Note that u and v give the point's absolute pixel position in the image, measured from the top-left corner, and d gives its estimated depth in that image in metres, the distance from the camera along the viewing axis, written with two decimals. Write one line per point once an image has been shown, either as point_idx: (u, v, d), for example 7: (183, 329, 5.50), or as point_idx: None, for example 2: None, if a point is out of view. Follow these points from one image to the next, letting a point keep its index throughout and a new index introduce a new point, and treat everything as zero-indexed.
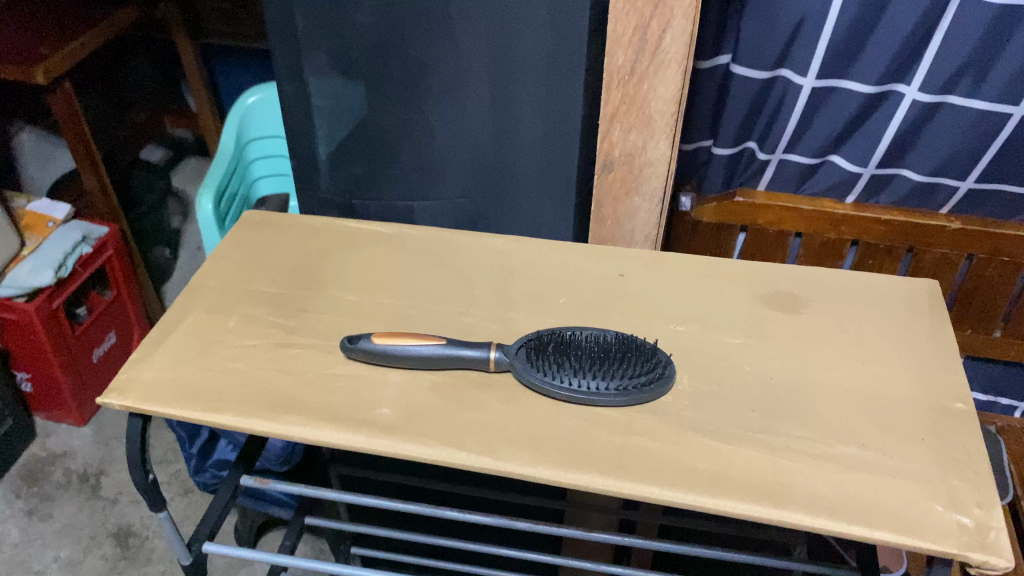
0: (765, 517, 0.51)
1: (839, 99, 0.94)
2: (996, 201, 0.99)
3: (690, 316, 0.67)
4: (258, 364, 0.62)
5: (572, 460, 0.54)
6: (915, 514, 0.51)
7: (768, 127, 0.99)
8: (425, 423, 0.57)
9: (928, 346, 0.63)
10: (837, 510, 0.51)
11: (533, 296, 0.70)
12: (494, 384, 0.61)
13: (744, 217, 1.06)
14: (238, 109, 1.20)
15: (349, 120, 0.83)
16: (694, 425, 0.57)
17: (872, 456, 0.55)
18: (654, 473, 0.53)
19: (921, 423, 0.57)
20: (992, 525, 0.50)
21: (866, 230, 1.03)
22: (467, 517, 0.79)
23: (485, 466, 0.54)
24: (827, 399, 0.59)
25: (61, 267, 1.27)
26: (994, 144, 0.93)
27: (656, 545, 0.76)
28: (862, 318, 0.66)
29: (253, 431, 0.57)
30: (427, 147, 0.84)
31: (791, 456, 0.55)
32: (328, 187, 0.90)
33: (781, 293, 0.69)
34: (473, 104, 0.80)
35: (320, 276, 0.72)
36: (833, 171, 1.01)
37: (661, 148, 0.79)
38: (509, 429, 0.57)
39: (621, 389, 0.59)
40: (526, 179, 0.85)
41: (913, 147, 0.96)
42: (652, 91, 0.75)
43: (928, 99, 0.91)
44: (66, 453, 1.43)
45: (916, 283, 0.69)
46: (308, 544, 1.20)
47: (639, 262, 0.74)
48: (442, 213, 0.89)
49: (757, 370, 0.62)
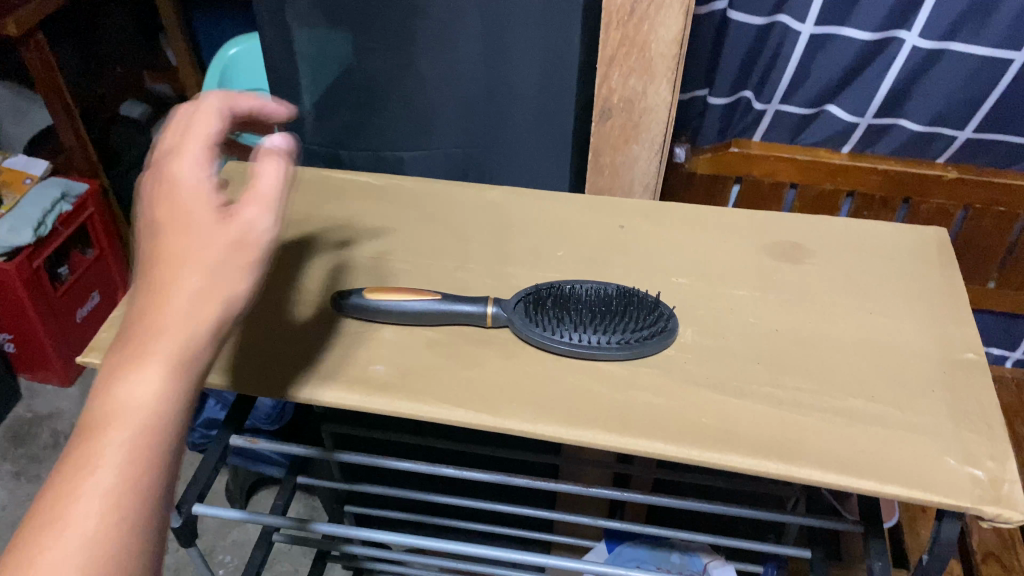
0: (776, 474, 0.49)
1: (837, 47, 0.90)
2: (997, 150, 0.97)
3: (692, 268, 0.65)
4: (275, 330, 0.59)
5: (575, 417, 0.53)
6: (927, 468, 0.49)
7: (766, 76, 0.95)
8: (422, 381, 0.55)
9: (937, 294, 0.62)
10: (847, 465, 0.50)
11: (530, 248, 0.67)
12: (492, 340, 0.59)
13: (740, 170, 1.03)
14: (220, 60, 1.16)
15: (335, 67, 0.80)
16: (699, 379, 0.56)
17: (882, 409, 0.53)
18: (660, 429, 0.52)
19: (931, 374, 0.56)
20: (1006, 478, 0.49)
21: (861, 181, 1.02)
22: (463, 474, 0.77)
23: (485, 424, 0.52)
24: (836, 352, 0.57)
25: (41, 226, 1.24)
26: (995, 92, 0.90)
27: (651, 501, 0.74)
28: (869, 268, 0.64)
29: (323, 403, 0.54)
30: (416, 94, 0.80)
31: (799, 410, 0.53)
32: (314, 137, 0.87)
33: (785, 243, 0.67)
34: (464, 47, 0.76)
35: (308, 230, 0.69)
36: (831, 122, 0.98)
37: (661, 93, 0.76)
38: (509, 386, 0.55)
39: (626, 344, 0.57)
40: (522, 127, 0.81)
41: (912, 96, 0.93)
42: (653, 33, 0.72)
43: (929, 45, 0.87)
44: (53, 414, 1.41)
45: (924, 232, 0.67)
46: (301, 502, 1.19)
47: (639, 213, 0.71)
48: (433, 164, 0.87)
49: (763, 323, 0.60)
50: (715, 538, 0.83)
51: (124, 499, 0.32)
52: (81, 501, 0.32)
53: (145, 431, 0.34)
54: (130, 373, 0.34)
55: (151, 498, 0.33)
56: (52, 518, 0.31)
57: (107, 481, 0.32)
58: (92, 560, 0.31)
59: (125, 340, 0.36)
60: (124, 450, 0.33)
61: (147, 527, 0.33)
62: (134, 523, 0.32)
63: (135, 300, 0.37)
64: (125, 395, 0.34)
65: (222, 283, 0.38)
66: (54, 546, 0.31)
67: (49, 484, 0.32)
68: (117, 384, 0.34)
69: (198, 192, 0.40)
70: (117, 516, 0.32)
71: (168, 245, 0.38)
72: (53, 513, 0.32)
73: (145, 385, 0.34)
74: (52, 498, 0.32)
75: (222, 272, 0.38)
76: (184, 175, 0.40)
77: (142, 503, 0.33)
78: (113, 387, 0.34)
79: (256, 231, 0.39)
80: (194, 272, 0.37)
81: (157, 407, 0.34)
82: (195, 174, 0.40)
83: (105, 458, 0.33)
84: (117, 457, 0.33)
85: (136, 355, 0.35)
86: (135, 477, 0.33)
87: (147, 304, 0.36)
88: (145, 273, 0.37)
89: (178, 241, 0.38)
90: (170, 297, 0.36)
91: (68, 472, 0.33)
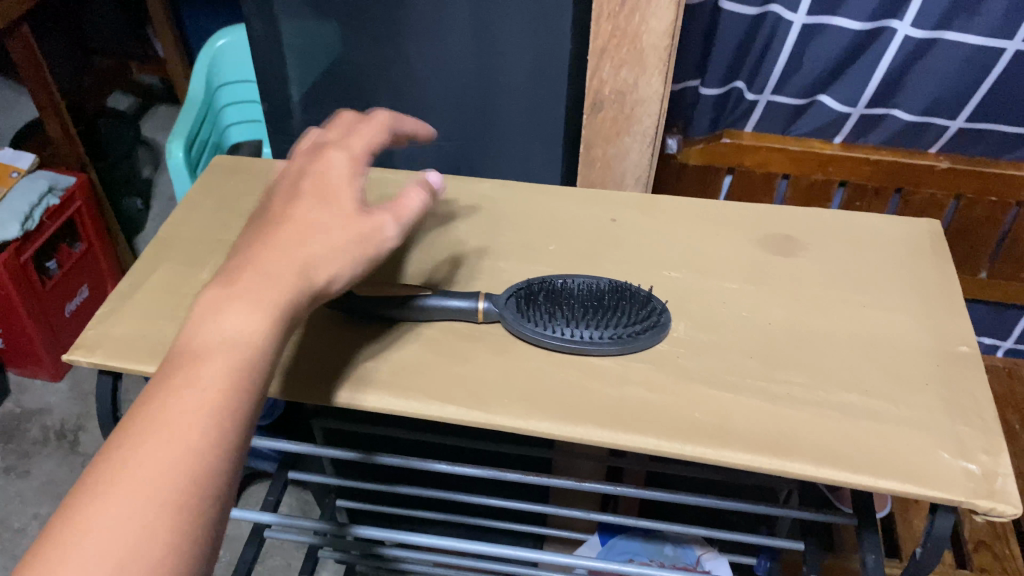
0: (770, 469, 0.49)
1: (829, 36, 0.90)
2: (988, 140, 0.97)
3: (684, 262, 0.65)
4: None
5: (567, 413, 0.52)
6: (921, 462, 0.49)
7: (757, 67, 0.95)
8: (413, 377, 0.55)
9: (930, 287, 0.61)
10: (841, 459, 0.49)
11: (521, 242, 0.67)
12: (484, 336, 0.58)
13: (732, 160, 1.03)
14: (208, 52, 1.15)
15: (323, 59, 0.79)
16: (692, 373, 0.55)
17: (876, 403, 0.53)
18: (653, 424, 0.52)
19: (925, 367, 0.55)
20: (1000, 472, 0.49)
21: (854, 171, 1.01)
22: (456, 470, 0.77)
23: (477, 421, 0.52)
24: (828, 346, 0.57)
25: (27, 220, 1.22)
26: (987, 81, 0.90)
27: (644, 495, 0.74)
28: (862, 261, 0.64)
29: (364, 408, 0.53)
30: (406, 86, 0.80)
31: (793, 405, 0.53)
32: (302, 130, 0.86)
33: (778, 235, 0.67)
34: (454, 38, 0.75)
35: None
36: (823, 112, 0.98)
37: (653, 85, 0.75)
38: (501, 382, 0.55)
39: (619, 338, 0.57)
40: (511, 121, 0.81)
41: (904, 86, 0.93)
42: (644, 24, 0.71)
43: (921, 35, 0.87)
44: (42, 410, 1.40)
45: (917, 223, 0.67)
46: (293, 497, 1.19)
47: (631, 206, 0.71)
48: (423, 157, 0.86)
49: (755, 316, 0.60)
50: (707, 531, 0.83)
51: (226, 414, 0.35)
52: (192, 408, 0.35)
53: (251, 358, 0.37)
54: (241, 310, 0.38)
55: (246, 421, 0.36)
56: (161, 420, 0.34)
57: (214, 394, 0.35)
58: (195, 458, 0.34)
59: (238, 281, 0.40)
60: (232, 371, 0.36)
61: (240, 444, 0.36)
62: (231, 437, 0.35)
63: (250, 252, 0.41)
64: (236, 326, 0.38)
65: (336, 256, 0.43)
66: (162, 442, 0.34)
67: (158, 392, 0.35)
68: (229, 316, 0.38)
69: (338, 180, 0.46)
70: (219, 426, 0.35)
71: (295, 216, 0.43)
72: (163, 415, 0.34)
73: (255, 321, 0.38)
74: (162, 403, 0.35)
75: (337, 246, 0.43)
76: (330, 163, 0.47)
77: (240, 421, 0.36)
78: (225, 319, 0.38)
79: (376, 230, 0.45)
80: (315, 241, 0.43)
81: (263, 342, 0.38)
82: (342, 166, 0.47)
83: (214, 374, 0.36)
84: (226, 376, 0.36)
85: (248, 295, 0.39)
86: (237, 396, 0.36)
87: (262, 258, 0.41)
88: (267, 235, 0.42)
89: (303, 214, 0.44)
90: (286, 256, 0.41)
91: (179, 383, 0.36)
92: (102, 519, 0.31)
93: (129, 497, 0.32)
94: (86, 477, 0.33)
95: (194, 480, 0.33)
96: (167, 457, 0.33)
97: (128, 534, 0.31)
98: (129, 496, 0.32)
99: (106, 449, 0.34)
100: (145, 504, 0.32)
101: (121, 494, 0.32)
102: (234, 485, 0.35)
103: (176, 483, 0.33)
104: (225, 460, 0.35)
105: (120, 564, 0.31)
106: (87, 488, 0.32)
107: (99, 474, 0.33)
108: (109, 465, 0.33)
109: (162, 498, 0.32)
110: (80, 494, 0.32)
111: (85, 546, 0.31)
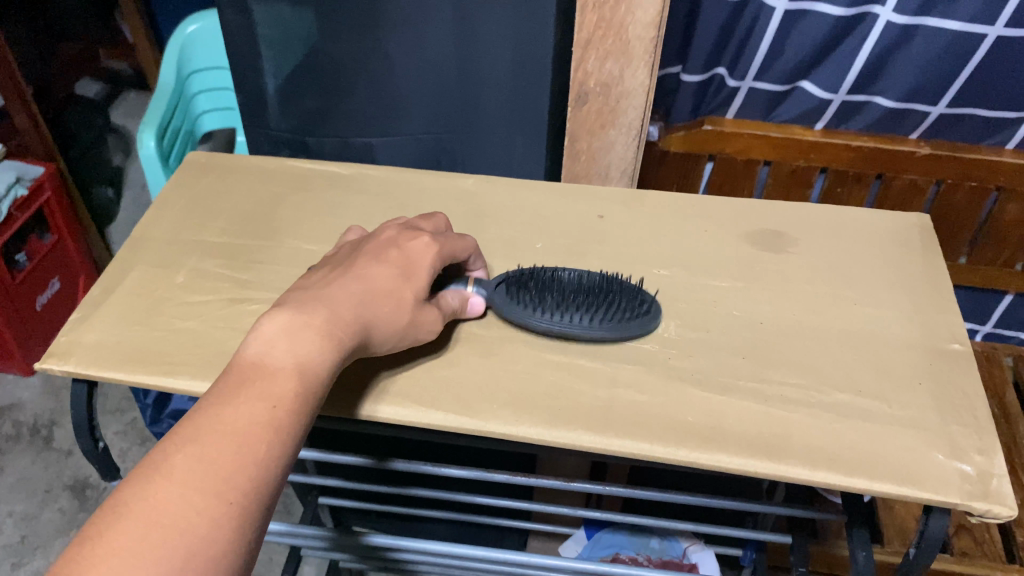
0: (764, 473, 0.48)
1: (812, 22, 0.88)
2: (969, 126, 0.96)
3: (673, 258, 0.63)
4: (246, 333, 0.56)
5: (556, 418, 0.51)
6: (914, 463, 0.49)
7: (739, 54, 0.93)
8: (400, 382, 0.53)
9: (921, 282, 0.61)
10: (835, 461, 0.49)
11: (505, 239, 0.65)
12: (470, 337, 0.57)
13: (713, 147, 1.02)
14: (178, 38, 1.11)
15: (299, 50, 0.77)
16: (682, 374, 0.54)
17: (869, 403, 0.52)
18: (644, 429, 0.51)
19: (918, 366, 0.55)
20: (994, 473, 0.48)
21: (835, 157, 1.01)
22: (442, 471, 0.75)
23: (464, 426, 0.51)
24: (820, 344, 0.56)
25: None
26: (968, 67, 0.89)
27: (632, 494, 0.73)
28: (852, 255, 0.63)
29: (382, 421, 0.51)
30: (384, 77, 0.78)
31: (784, 406, 0.52)
32: (279, 122, 0.84)
33: (766, 230, 0.66)
34: (431, 28, 0.73)
35: (274, 224, 0.66)
36: (804, 99, 0.97)
37: (639, 77, 0.74)
38: (488, 387, 0.53)
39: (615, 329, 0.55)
40: (493, 112, 0.79)
41: (886, 72, 0.92)
42: (630, 15, 0.69)
43: (903, 21, 0.86)
44: (14, 405, 1.37)
45: (907, 217, 0.66)
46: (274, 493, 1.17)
47: (617, 201, 0.69)
48: (404, 149, 0.84)
49: (746, 315, 0.59)
50: (694, 526, 0.82)
51: (288, 433, 0.39)
52: (262, 422, 0.39)
53: (312, 379, 0.42)
54: (312, 341, 0.43)
55: (299, 444, 0.40)
56: (232, 429, 0.38)
57: (281, 413, 0.39)
58: (260, 468, 0.37)
59: (311, 313, 0.44)
60: (297, 391, 0.41)
61: (291, 464, 0.40)
62: (287, 456, 0.39)
63: (324, 293, 0.46)
64: (306, 354, 0.42)
65: (396, 322, 0.48)
66: (234, 448, 0.37)
67: (230, 400, 0.39)
68: (301, 342, 0.42)
69: (418, 258, 0.51)
70: (282, 445, 0.39)
71: (374, 275, 0.48)
72: (234, 422, 0.38)
73: (322, 353, 0.43)
74: (233, 411, 0.39)
75: (401, 315, 0.48)
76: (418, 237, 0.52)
77: (296, 444, 0.40)
78: (296, 346, 0.42)
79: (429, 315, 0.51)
80: (384, 301, 0.48)
81: (323, 373, 0.42)
82: (430, 251, 0.52)
83: (281, 395, 0.40)
84: (291, 400, 0.40)
85: (319, 328, 0.43)
86: (297, 420, 0.40)
87: (337, 301, 0.45)
88: (346, 283, 0.47)
89: (378, 272, 0.49)
90: (357, 306, 0.46)
91: (250, 395, 0.40)
92: (176, 508, 0.34)
93: (203, 492, 0.35)
94: (157, 466, 0.36)
95: (257, 487, 0.37)
96: (238, 462, 0.37)
97: (199, 524, 0.34)
98: (202, 491, 0.35)
99: (178, 441, 0.37)
100: (216, 501, 0.35)
101: (195, 485, 0.35)
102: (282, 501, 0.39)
103: (243, 487, 0.36)
104: (279, 476, 0.38)
105: (189, 549, 0.33)
106: (163, 476, 0.35)
107: (173, 465, 0.36)
108: (182, 458, 0.36)
109: (230, 498, 0.35)
110: (153, 479, 0.35)
111: (158, 529, 0.33)
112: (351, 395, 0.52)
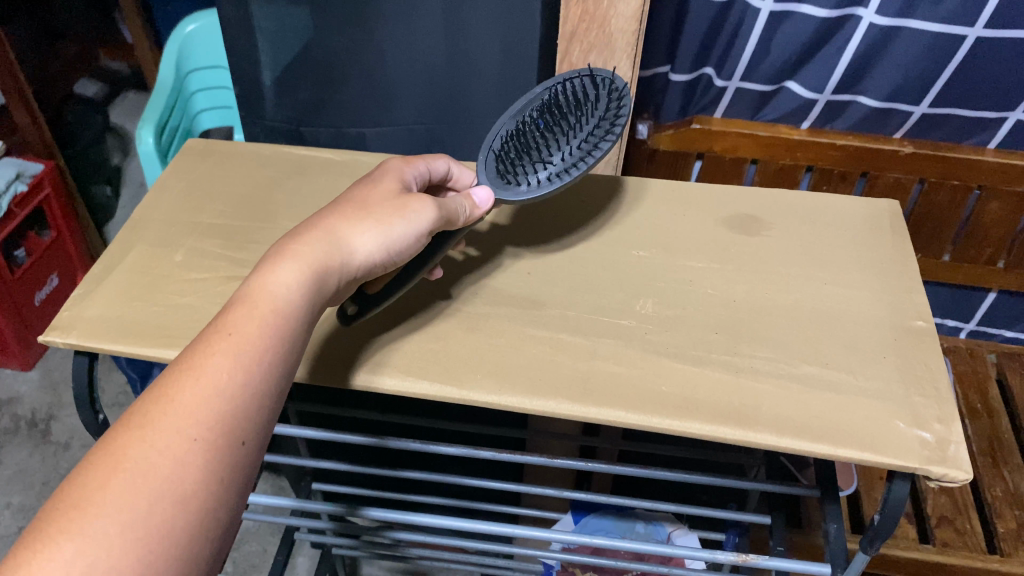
0: (733, 439, 0.51)
1: (796, 23, 0.90)
2: (950, 125, 0.99)
3: (653, 241, 0.66)
4: None
5: (538, 387, 0.54)
6: (877, 430, 0.51)
7: (725, 53, 0.96)
8: (406, 356, 0.56)
9: (891, 264, 0.63)
10: (802, 429, 0.51)
11: (513, 207, 0.69)
12: (459, 314, 0.59)
13: (701, 146, 1.04)
14: (176, 37, 1.14)
15: (295, 43, 0.79)
16: (659, 348, 0.57)
17: (836, 375, 0.55)
18: (620, 398, 0.53)
19: (884, 342, 0.57)
20: (952, 440, 0.51)
21: (820, 156, 1.03)
22: (430, 448, 0.77)
23: (453, 397, 0.53)
24: (792, 321, 0.59)
25: None
26: (950, 66, 0.91)
27: (614, 470, 0.75)
28: (826, 240, 0.66)
29: (381, 390, 0.54)
30: (378, 68, 0.80)
31: (756, 378, 0.55)
32: (274, 113, 0.86)
33: (743, 216, 0.68)
34: (424, 20, 0.76)
35: (270, 207, 0.69)
36: (790, 98, 0.99)
37: (622, 69, 0.74)
38: (474, 360, 0.56)
39: (608, 132, 0.56)
40: (481, 101, 0.82)
41: (869, 72, 0.94)
42: (612, 8, 0.70)
43: (885, 22, 0.88)
44: (12, 399, 1.39)
45: (879, 204, 0.69)
46: (268, 482, 1.20)
47: (601, 185, 0.72)
48: (395, 138, 0.87)
49: (721, 293, 0.61)
50: (677, 507, 0.84)
51: (247, 367, 0.42)
52: (216, 356, 0.41)
53: (269, 314, 0.44)
54: (270, 275, 0.45)
55: (267, 372, 0.43)
56: (189, 371, 0.41)
57: (241, 345, 0.42)
58: (222, 401, 0.40)
59: (272, 257, 0.47)
60: (255, 328, 0.43)
61: (264, 396, 0.42)
62: (252, 387, 0.42)
63: (292, 234, 0.49)
64: (260, 290, 0.45)
65: (375, 227, 0.50)
66: (190, 389, 0.40)
67: (189, 347, 0.42)
68: (257, 285, 0.45)
69: (390, 182, 0.55)
70: (241, 379, 0.41)
71: (345, 202, 0.52)
72: (194, 363, 0.41)
73: (281, 283, 0.45)
74: (194, 352, 0.41)
75: (380, 222, 0.50)
76: (391, 173, 0.56)
77: (265, 375, 0.42)
78: (257, 284, 0.45)
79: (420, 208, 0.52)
80: (360, 218, 0.50)
81: (284, 303, 0.45)
82: (398, 176, 0.56)
83: (240, 330, 0.43)
84: (249, 331, 0.43)
85: (280, 260, 0.46)
86: (261, 351, 0.43)
87: (301, 233, 0.49)
88: (319, 217, 0.50)
89: (349, 204, 0.52)
90: (324, 234, 0.49)
91: (206, 339, 0.42)
92: (134, 451, 0.37)
93: (165, 432, 0.38)
94: (124, 417, 0.39)
95: (220, 423, 0.39)
96: (194, 399, 0.39)
97: (160, 464, 0.37)
98: (164, 432, 0.38)
99: (145, 393, 0.40)
100: (179, 439, 0.38)
101: (153, 428, 0.38)
102: (257, 435, 0.41)
103: (202, 424, 0.39)
104: (246, 410, 0.41)
105: (152, 490, 0.36)
106: (124, 426, 0.38)
107: (135, 414, 0.39)
108: (146, 407, 0.39)
109: (192, 435, 0.38)
110: (116, 431, 0.38)
111: (118, 475, 0.36)
112: (349, 367, 0.55)
